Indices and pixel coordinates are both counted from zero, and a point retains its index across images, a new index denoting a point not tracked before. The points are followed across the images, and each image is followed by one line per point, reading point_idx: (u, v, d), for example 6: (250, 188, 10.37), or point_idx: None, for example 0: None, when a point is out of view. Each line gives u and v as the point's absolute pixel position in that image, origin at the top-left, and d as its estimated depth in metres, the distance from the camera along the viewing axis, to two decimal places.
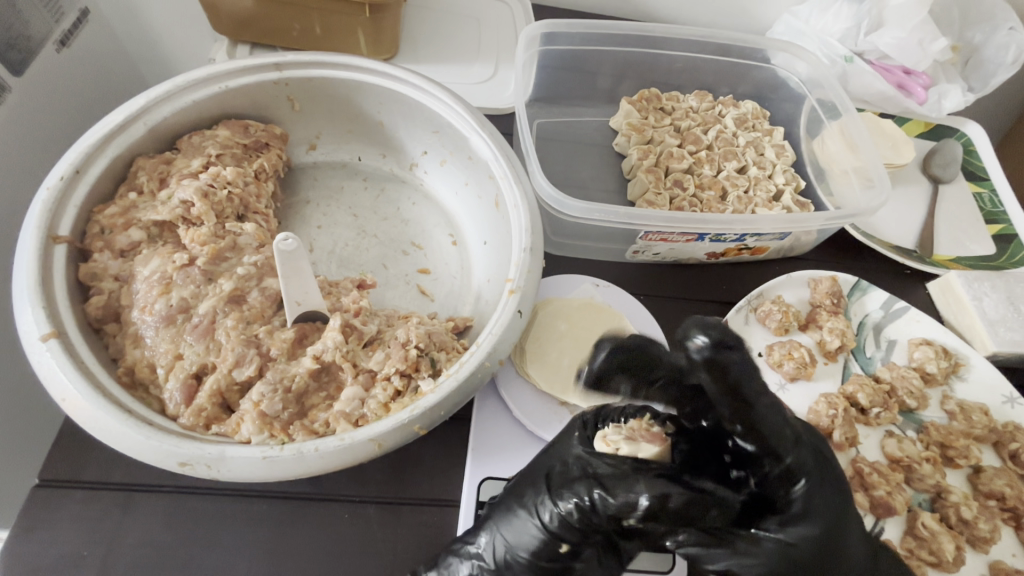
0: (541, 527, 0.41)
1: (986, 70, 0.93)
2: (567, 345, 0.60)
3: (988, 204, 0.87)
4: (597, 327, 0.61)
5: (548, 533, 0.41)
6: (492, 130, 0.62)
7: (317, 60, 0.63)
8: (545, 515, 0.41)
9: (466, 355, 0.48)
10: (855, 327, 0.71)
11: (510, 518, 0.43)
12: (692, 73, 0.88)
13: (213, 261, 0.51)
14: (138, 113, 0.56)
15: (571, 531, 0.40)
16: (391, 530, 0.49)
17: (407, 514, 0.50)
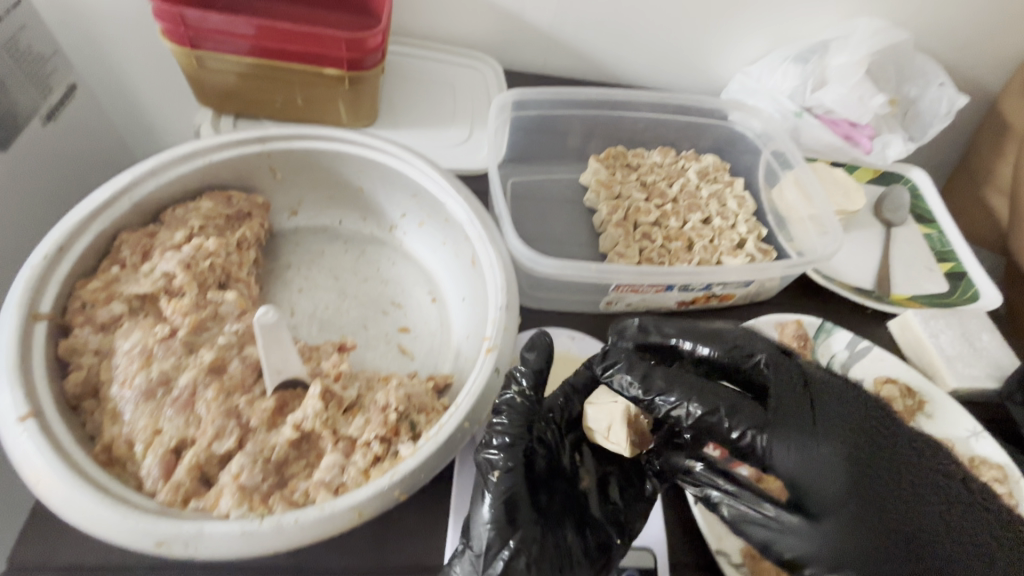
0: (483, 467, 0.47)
1: (923, 121, 1.01)
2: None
3: (938, 244, 0.93)
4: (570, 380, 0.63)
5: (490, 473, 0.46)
6: (465, 194, 0.66)
7: (298, 134, 0.66)
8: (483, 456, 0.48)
9: (470, 374, 0.52)
10: (823, 368, 0.73)
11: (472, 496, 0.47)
12: (655, 130, 0.94)
13: (194, 331, 0.52)
14: (122, 190, 0.58)
15: (508, 456, 0.47)
16: None
17: None
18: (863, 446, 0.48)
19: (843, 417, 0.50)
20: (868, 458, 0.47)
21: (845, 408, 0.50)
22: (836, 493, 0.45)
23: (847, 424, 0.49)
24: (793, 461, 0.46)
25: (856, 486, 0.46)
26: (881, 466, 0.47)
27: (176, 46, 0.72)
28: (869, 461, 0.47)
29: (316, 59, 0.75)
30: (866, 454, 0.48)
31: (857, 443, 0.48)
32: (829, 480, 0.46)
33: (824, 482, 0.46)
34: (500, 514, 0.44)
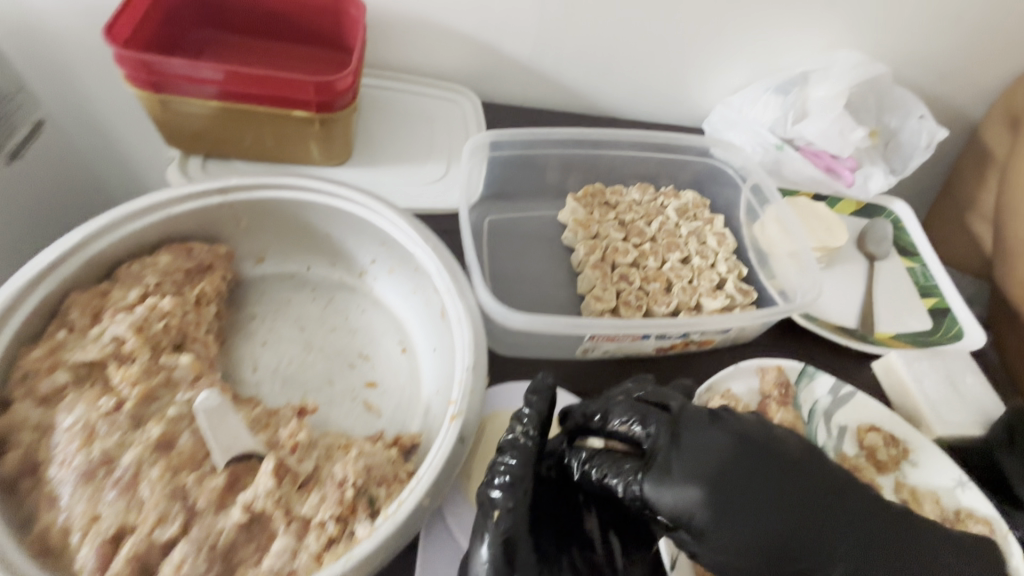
0: (486, 508, 0.48)
1: (904, 153, 1.01)
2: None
3: (922, 278, 0.92)
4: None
5: (494, 513, 0.48)
6: (435, 244, 0.64)
7: (261, 183, 0.64)
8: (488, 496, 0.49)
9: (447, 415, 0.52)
10: (805, 415, 0.71)
11: (475, 538, 0.47)
12: (635, 166, 0.93)
13: (142, 402, 0.49)
14: (73, 249, 0.55)
15: (509, 495, 0.48)
16: None
17: None
18: (742, 484, 0.48)
19: (732, 471, 0.49)
20: (734, 486, 0.48)
21: (719, 451, 0.50)
22: (743, 541, 0.47)
23: (740, 476, 0.49)
24: (669, 511, 0.48)
25: (740, 521, 0.47)
26: (786, 498, 0.49)
27: (141, 91, 0.70)
28: (757, 506, 0.48)
29: (284, 101, 0.74)
30: (735, 482, 0.49)
31: (754, 486, 0.49)
32: (729, 533, 0.47)
33: (730, 534, 0.47)
34: (498, 557, 0.46)
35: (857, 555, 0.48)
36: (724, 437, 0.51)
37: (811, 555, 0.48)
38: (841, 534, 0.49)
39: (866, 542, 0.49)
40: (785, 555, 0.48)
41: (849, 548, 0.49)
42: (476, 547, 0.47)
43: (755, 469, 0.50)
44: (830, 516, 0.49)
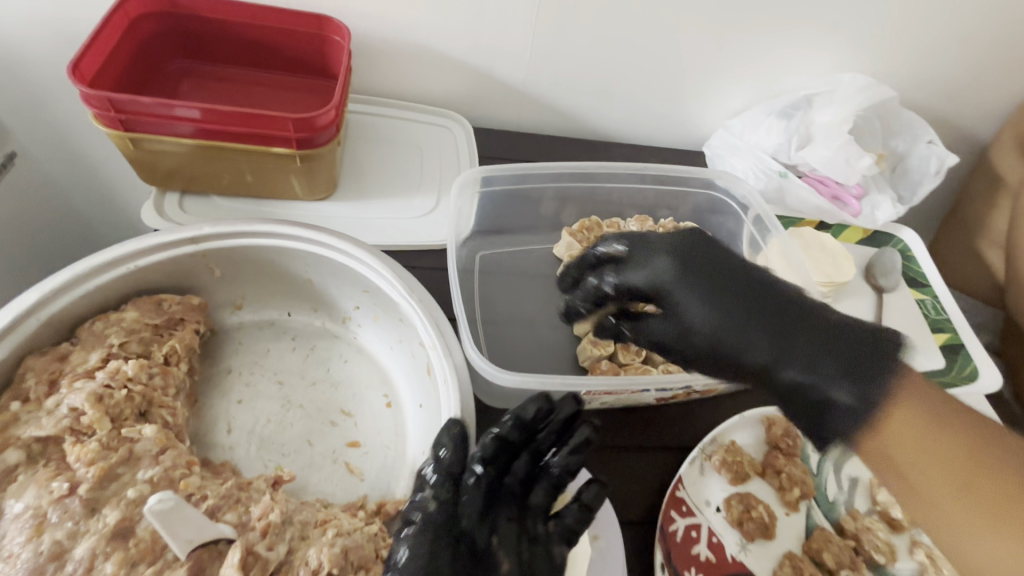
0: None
1: (912, 178, 0.97)
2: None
3: (933, 311, 0.88)
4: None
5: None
6: (420, 294, 0.60)
7: (235, 230, 0.61)
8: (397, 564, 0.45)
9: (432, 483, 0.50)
10: (814, 468, 0.68)
11: None
12: (633, 197, 0.89)
13: (99, 484, 0.45)
14: (29, 309, 0.51)
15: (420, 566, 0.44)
16: None
17: None
18: (711, 261, 0.53)
19: (701, 248, 0.54)
20: (702, 271, 0.53)
21: (697, 248, 0.54)
22: (693, 299, 0.52)
23: (692, 256, 0.53)
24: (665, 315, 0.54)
25: (718, 299, 0.51)
26: (734, 274, 0.52)
27: (109, 129, 0.67)
28: (722, 285, 0.51)
29: (262, 138, 0.70)
30: (698, 261, 0.53)
31: (719, 269, 0.53)
32: (689, 292, 0.52)
33: (688, 295, 0.52)
34: None
35: (820, 341, 0.47)
36: (684, 236, 0.56)
37: (764, 308, 0.49)
38: (801, 324, 0.48)
39: (832, 345, 0.46)
40: (733, 334, 0.50)
41: (796, 321, 0.48)
42: None
43: (705, 257, 0.53)
44: (779, 302, 0.49)
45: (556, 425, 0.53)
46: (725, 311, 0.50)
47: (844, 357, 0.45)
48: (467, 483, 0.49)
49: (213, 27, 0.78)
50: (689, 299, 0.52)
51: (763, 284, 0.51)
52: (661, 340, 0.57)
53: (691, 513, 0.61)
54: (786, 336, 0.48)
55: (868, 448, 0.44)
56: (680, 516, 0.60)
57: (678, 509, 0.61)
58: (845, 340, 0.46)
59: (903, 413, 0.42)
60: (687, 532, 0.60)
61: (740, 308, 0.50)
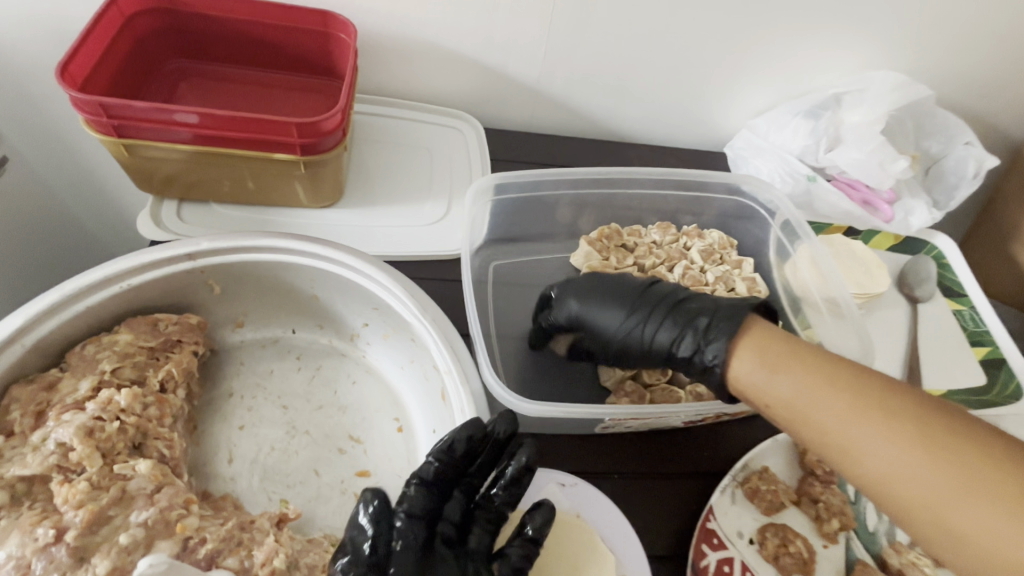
0: None
1: (948, 181, 0.92)
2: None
3: (971, 323, 0.84)
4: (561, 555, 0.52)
5: None
6: (434, 313, 0.56)
7: (234, 244, 0.56)
8: None
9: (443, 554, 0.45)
10: (853, 494, 0.63)
11: None
12: (654, 203, 0.85)
13: (88, 530, 0.42)
14: (12, 335, 0.47)
15: None
16: None
17: None
18: (603, 281, 0.63)
19: (593, 282, 0.63)
20: (598, 296, 0.62)
21: (594, 275, 0.65)
22: (601, 312, 0.61)
23: (586, 280, 0.64)
24: (595, 332, 0.61)
25: (611, 312, 0.60)
26: (626, 286, 0.62)
27: (101, 136, 0.63)
28: (613, 297, 0.61)
29: (263, 144, 0.66)
30: (596, 290, 0.63)
31: (611, 289, 0.62)
32: (594, 307, 0.61)
33: (592, 311, 0.61)
34: None
35: (694, 319, 0.55)
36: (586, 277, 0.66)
37: (649, 308, 0.59)
38: (678, 311, 0.57)
39: (703, 320, 0.54)
40: (633, 334, 0.59)
41: (680, 314, 0.57)
42: None
43: (599, 288, 0.63)
44: (658, 301, 0.59)
45: (488, 455, 0.49)
46: (628, 317, 0.59)
47: (716, 329, 0.52)
48: (396, 545, 0.43)
49: (211, 25, 0.73)
50: (596, 313, 0.61)
51: (646, 288, 0.61)
52: (597, 355, 0.62)
53: (723, 545, 0.57)
54: (669, 322, 0.57)
55: (734, 382, 0.50)
56: (712, 549, 0.56)
57: (710, 542, 0.57)
58: (714, 317, 0.54)
59: (742, 351, 0.50)
60: (719, 567, 0.56)
61: (630, 308, 0.59)
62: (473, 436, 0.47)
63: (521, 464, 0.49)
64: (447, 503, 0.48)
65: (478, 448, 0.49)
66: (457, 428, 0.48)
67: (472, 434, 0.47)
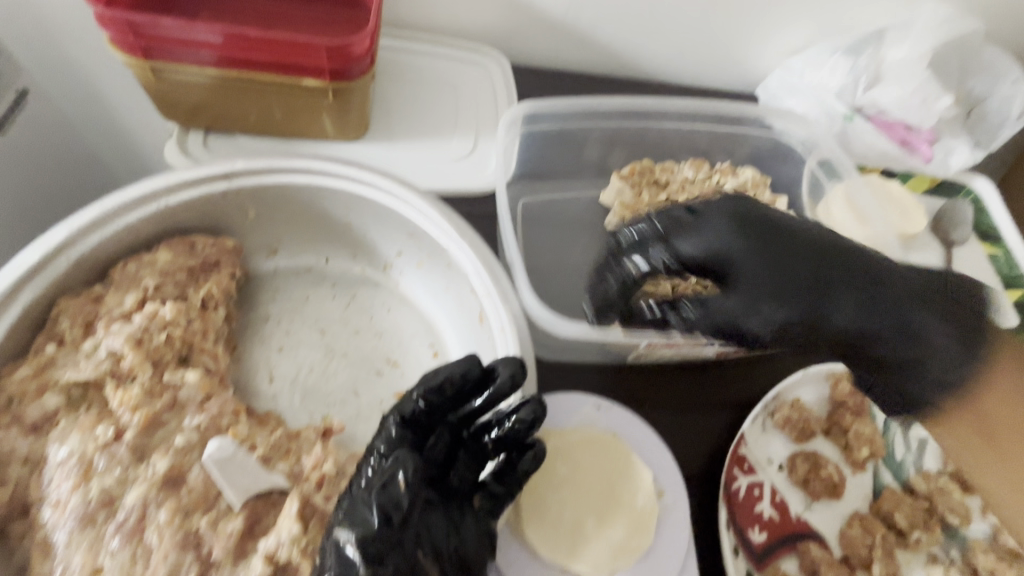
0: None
1: (990, 123, 0.88)
2: (568, 496, 0.51)
3: (1005, 267, 0.82)
4: (599, 471, 0.53)
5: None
6: (473, 238, 0.55)
7: (269, 165, 0.56)
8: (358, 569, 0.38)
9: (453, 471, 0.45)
10: (882, 426, 0.64)
11: None
12: (685, 140, 0.83)
13: (144, 431, 0.43)
14: (58, 248, 0.48)
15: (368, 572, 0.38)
16: None
17: None
18: (762, 222, 0.46)
19: (754, 220, 0.46)
20: (752, 243, 0.45)
21: (717, 203, 0.48)
22: (756, 268, 0.45)
23: (701, 206, 0.47)
24: (723, 309, 0.46)
25: (770, 272, 0.45)
26: (798, 243, 0.46)
27: (127, 56, 0.61)
28: (762, 232, 0.46)
29: (290, 69, 0.64)
30: (754, 234, 0.46)
31: (773, 235, 0.46)
32: (713, 230, 0.46)
33: (745, 261, 0.45)
34: None
35: (881, 288, 0.44)
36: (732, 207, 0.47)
37: (816, 252, 0.46)
38: (866, 276, 0.45)
39: (899, 300, 0.43)
40: (805, 285, 0.44)
41: (855, 270, 0.45)
42: None
43: (757, 235, 0.46)
44: (827, 250, 0.46)
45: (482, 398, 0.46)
46: (791, 293, 0.44)
47: (916, 302, 0.44)
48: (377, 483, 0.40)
49: None
50: (729, 242, 0.45)
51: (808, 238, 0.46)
52: (746, 300, 0.45)
53: (754, 471, 0.58)
54: (841, 299, 0.44)
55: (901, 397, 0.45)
56: (743, 474, 0.57)
57: (742, 467, 0.58)
58: (915, 306, 0.43)
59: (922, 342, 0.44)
60: (749, 490, 0.57)
61: (796, 277, 0.45)
62: (470, 373, 0.45)
63: (525, 419, 0.45)
64: (428, 441, 0.45)
65: (471, 388, 0.46)
66: (453, 365, 0.45)
67: (469, 371, 0.45)
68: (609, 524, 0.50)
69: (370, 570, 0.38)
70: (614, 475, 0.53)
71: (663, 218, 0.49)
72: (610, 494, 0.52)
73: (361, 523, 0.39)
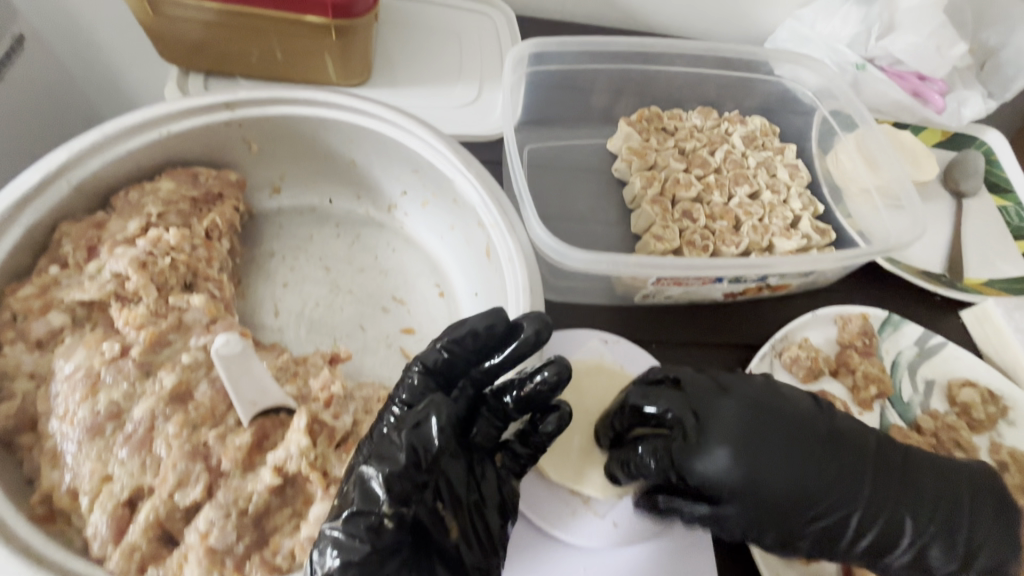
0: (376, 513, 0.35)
1: (1005, 73, 0.86)
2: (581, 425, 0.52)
3: (1016, 218, 0.81)
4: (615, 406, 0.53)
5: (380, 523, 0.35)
6: (479, 170, 0.54)
7: (272, 96, 0.55)
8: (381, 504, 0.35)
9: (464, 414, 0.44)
10: (889, 368, 0.64)
11: (351, 540, 0.34)
12: (693, 87, 0.81)
13: (150, 349, 0.42)
14: (60, 170, 0.47)
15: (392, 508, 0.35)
16: None
17: None
18: (771, 413, 0.44)
19: (767, 399, 0.45)
20: (773, 498, 0.42)
21: (711, 398, 0.45)
22: (773, 471, 0.42)
23: (702, 420, 0.44)
24: (721, 488, 0.42)
25: (769, 520, 0.42)
26: (828, 492, 0.43)
27: None
28: (763, 442, 0.43)
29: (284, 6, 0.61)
30: (767, 428, 0.44)
31: (784, 423, 0.44)
32: (721, 466, 0.42)
33: (764, 478, 0.42)
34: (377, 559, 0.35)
35: (888, 485, 0.44)
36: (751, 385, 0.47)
37: (835, 481, 0.43)
38: (872, 467, 0.44)
39: (902, 470, 0.45)
40: (816, 491, 0.42)
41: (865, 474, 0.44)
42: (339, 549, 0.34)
43: (775, 429, 0.44)
44: (831, 440, 0.44)
45: (507, 355, 0.43)
46: (802, 523, 0.42)
47: (927, 504, 0.44)
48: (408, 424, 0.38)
49: None
50: (741, 479, 0.42)
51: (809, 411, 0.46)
52: (751, 523, 0.42)
53: None
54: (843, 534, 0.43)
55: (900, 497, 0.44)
56: None
57: None
58: (926, 507, 0.43)
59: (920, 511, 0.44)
60: None
61: (808, 517, 0.42)
62: (495, 327, 0.44)
63: (550, 379, 0.41)
64: (451, 396, 0.43)
65: (493, 346, 0.44)
66: (478, 318, 0.44)
67: (494, 324, 0.44)
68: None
69: (394, 510, 0.35)
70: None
71: (676, 417, 0.44)
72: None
73: (393, 459, 0.36)
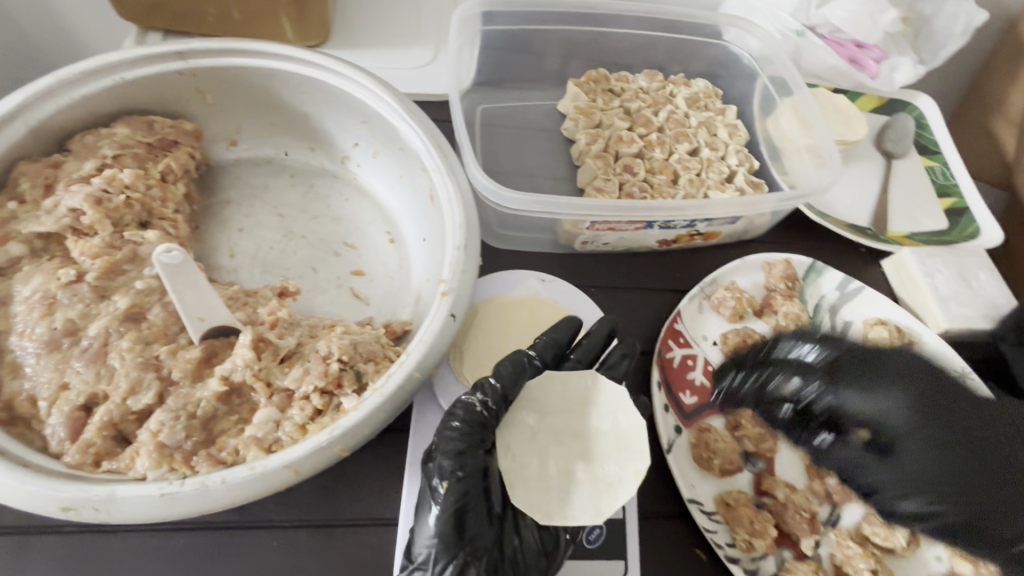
0: (439, 507, 0.42)
1: (936, 41, 0.91)
2: (543, 445, 0.47)
3: (941, 177, 0.87)
4: (570, 405, 0.49)
5: (446, 513, 0.42)
6: (422, 117, 0.58)
7: (223, 47, 0.57)
8: (441, 495, 0.43)
9: (393, 366, 0.44)
10: (811, 310, 0.69)
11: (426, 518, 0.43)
12: (642, 51, 0.85)
13: (106, 275, 0.46)
14: (15, 111, 0.49)
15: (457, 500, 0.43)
16: (244, 559, 0.45)
17: (264, 535, 0.46)
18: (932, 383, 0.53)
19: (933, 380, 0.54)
20: (939, 412, 0.52)
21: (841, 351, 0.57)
22: (871, 409, 0.53)
23: (859, 369, 0.55)
24: (862, 410, 0.54)
25: (912, 441, 0.52)
26: (953, 450, 0.51)
27: None
28: (935, 409, 0.52)
29: None
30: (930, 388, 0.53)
31: (947, 405, 0.53)
32: (893, 403, 0.53)
33: (913, 449, 0.51)
34: (446, 539, 0.42)
35: (953, 456, 0.50)
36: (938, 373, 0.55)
37: (954, 436, 0.51)
38: (957, 435, 0.51)
39: (991, 458, 0.50)
40: (917, 441, 0.52)
41: (973, 449, 0.51)
42: (424, 521, 0.43)
43: (938, 393, 0.53)
44: (958, 423, 0.52)
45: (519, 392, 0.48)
46: (905, 472, 0.51)
47: (978, 485, 0.50)
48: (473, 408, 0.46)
49: None
50: (882, 409, 0.53)
51: (911, 369, 0.55)
52: (880, 425, 0.53)
53: (688, 345, 0.62)
54: (934, 494, 0.50)
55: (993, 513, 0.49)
56: (678, 347, 0.62)
57: (676, 341, 0.62)
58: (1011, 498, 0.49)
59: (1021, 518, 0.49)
60: (682, 361, 0.61)
61: (942, 461, 0.51)
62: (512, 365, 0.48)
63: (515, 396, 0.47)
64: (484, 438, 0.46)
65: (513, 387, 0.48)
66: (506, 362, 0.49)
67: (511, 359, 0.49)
68: (569, 465, 0.47)
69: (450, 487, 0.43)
70: (583, 407, 0.49)
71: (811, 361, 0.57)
72: (570, 424, 0.48)
73: (449, 447, 0.44)
